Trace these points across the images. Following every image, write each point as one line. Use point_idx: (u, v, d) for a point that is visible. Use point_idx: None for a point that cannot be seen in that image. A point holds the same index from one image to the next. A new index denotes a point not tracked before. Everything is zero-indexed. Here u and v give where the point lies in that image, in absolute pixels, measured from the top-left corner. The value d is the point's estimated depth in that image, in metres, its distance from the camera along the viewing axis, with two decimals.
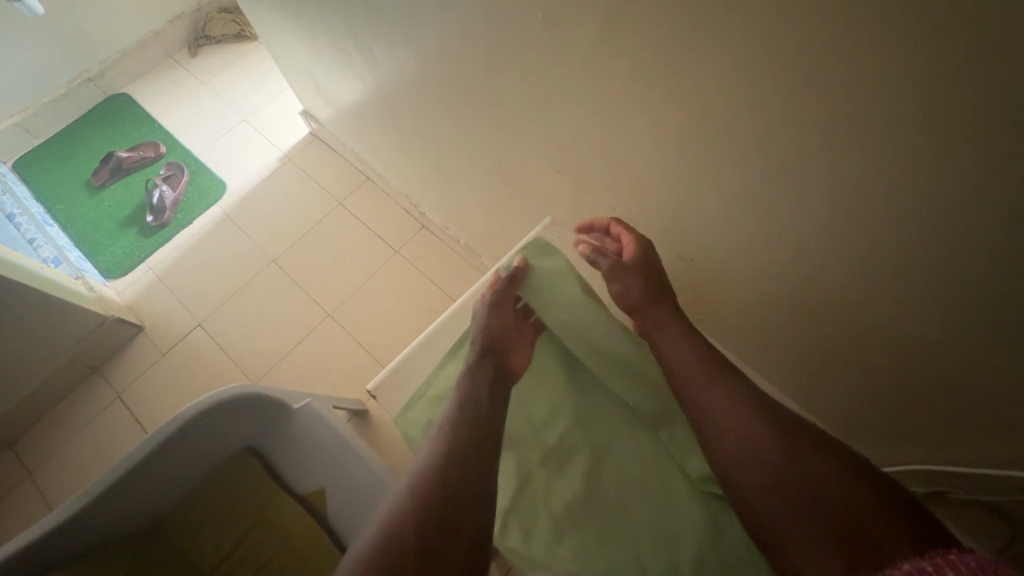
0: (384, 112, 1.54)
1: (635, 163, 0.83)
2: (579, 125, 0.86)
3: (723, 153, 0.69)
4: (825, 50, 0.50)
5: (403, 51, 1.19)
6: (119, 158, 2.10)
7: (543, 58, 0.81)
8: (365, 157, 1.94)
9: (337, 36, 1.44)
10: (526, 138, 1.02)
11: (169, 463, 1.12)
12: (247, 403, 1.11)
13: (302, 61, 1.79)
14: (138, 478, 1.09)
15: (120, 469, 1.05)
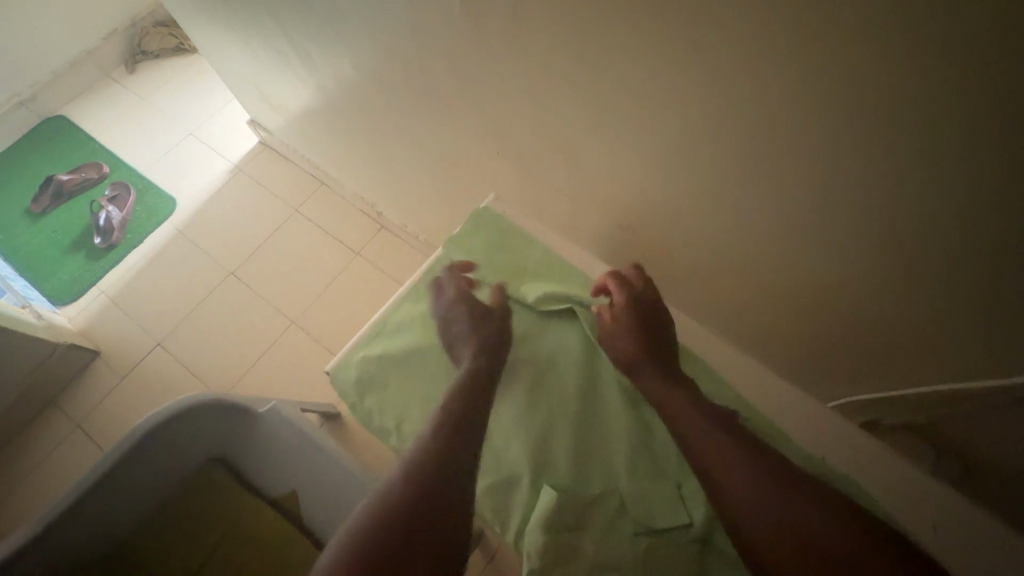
0: (326, 94, 1.11)
1: (738, 242, 0.59)
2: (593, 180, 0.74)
3: (863, 261, 0.51)
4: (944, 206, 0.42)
5: (363, 77, 0.96)
6: (58, 179, 1.46)
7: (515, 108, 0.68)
8: (289, 143, 1.43)
9: (269, 25, 1.03)
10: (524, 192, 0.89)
11: (111, 500, 0.71)
12: (249, 428, 0.77)
13: (200, 31, 1.31)
14: (67, 530, 0.68)
15: (49, 515, 0.66)
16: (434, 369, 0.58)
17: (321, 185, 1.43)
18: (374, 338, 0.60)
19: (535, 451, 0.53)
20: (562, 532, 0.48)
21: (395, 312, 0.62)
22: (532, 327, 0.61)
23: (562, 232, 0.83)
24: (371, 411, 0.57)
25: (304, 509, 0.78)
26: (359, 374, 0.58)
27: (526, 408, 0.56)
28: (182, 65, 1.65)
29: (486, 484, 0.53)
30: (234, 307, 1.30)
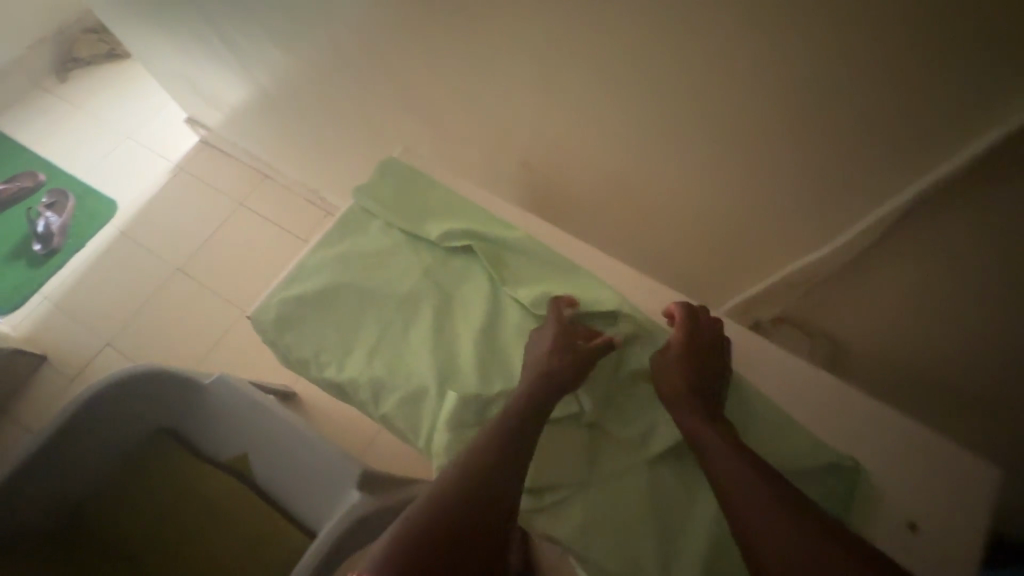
0: (256, 81, 1.13)
1: (623, 173, 0.64)
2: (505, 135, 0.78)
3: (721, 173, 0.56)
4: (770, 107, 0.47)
5: (289, 60, 0.99)
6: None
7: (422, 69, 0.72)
8: (229, 138, 1.44)
9: (197, 23, 1.07)
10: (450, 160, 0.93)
11: (56, 473, 0.73)
12: (193, 399, 0.80)
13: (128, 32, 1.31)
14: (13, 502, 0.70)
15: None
16: (345, 306, 0.63)
17: (265, 177, 1.45)
18: (291, 281, 0.64)
19: (441, 364, 0.58)
20: (465, 428, 0.53)
21: (311, 256, 0.66)
22: (434, 261, 0.64)
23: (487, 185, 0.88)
24: (289, 344, 0.62)
25: (253, 469, 0.82)
26: (278, 312, 0.63)
27: (436, 332, 0.59)
28: (116, 70, 1.64)
29: (397, 397, 0.57)
30: (184, 300, 1.31)
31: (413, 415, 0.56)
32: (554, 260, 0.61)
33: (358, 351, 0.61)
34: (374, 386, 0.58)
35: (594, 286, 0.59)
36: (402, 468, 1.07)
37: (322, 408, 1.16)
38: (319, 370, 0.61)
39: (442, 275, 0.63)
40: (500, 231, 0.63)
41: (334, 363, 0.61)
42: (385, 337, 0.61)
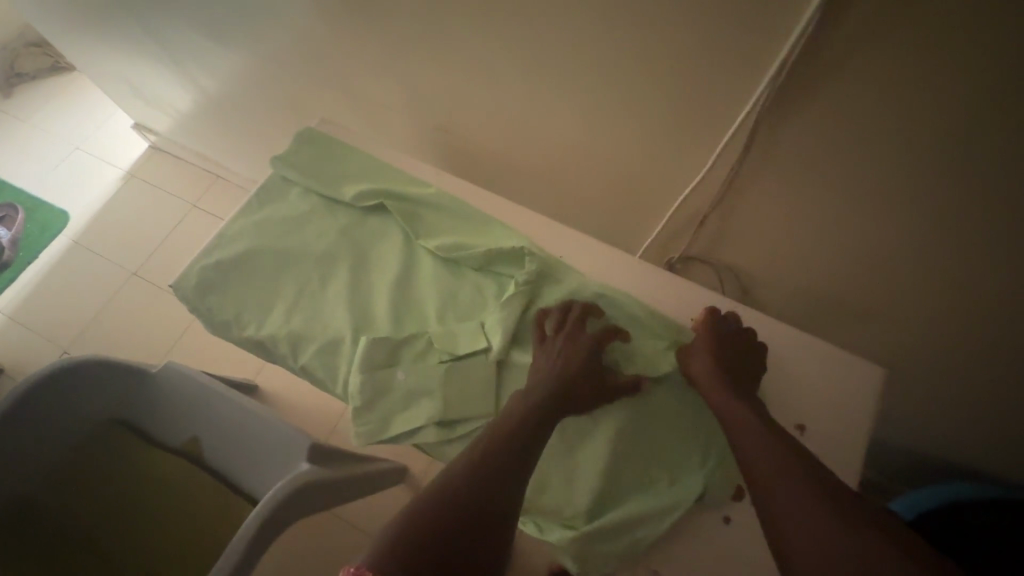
0: (195, 79, 1.13)
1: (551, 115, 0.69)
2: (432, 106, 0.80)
3: (624, 105, 0.62)
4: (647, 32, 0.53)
5: (220, 52, 0.99)
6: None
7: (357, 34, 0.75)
8: (179, 140, 1.44)
9: (114, 11, 1.01)
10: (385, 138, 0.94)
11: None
12: (140, 386, 0.82)
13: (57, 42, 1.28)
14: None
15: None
16: (264, 268, 0.64)
17: (218, 177, 1.46)
18: (212, 249, 0.66)
19: (355, 314, 0.61)
20: (377, 368, 0.57)
21: (232, 224, 0.67)
22: (350, 221, 0.66)
23: (425, 154, 0.91)
24: (209, 306, 0.63)
25: (204, 452, 0.83)
26: (198, 278, 0.64)
27: (351, 287, 0.62)
28: (62, 83, 1.64)
29: (314, 348, 0.60)
30: (142, 303, 1.31)
31: (329, 364, 0.59)
32: (463, 211, 0.64)
33: (277, 309, 0.62)
34: (291, 339, 0.60)
35: (502, 234, 0.63)
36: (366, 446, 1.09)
37: (287, 397, 1.17)
38: (239, 329, 0.63)
39: (359, 233, 0.66)
40: (413, 188, 0.66)
41: (252, 321, 0.62)
42: (303, 294, 0.63)
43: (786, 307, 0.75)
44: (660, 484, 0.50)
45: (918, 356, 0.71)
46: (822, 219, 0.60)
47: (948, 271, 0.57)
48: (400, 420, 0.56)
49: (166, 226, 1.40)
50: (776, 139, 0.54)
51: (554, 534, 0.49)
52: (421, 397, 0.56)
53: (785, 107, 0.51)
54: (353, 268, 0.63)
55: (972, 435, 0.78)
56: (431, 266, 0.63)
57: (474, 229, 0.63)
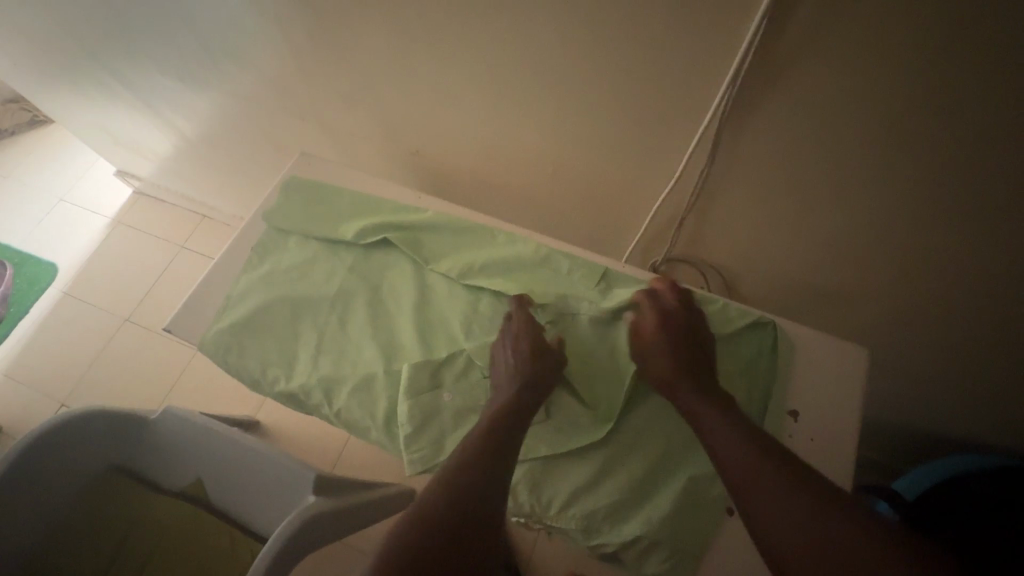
0: (174, 124, 1.14)
1: (525, 131, 0.71)
2: (409, 132, 0.82)
3: (596, 118, 0.64)
4: (610, 45, 0.55)
5: (197, 95, 1.01)
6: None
7: (331, 70, 0.77)
8: (163, 184, 1.44)
9: (85, 61, 1.02)
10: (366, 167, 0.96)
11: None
12: (141, 432, 0.81)
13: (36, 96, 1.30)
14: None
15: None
16: (282, 320, 0.62)
17: (203, 217, 1.46)
18: (222, 312, 0.62)
19: (384, 345, 0.60)
20: (419, 393, 0.55)
21: (237, 283, 0.64)
22: (357, 258, 0.66)
23: (408, 180, 0.92)
24: (235, 365, 0.60)
25: (210, 493, 0.83)
26: (213, 345, 0.60)
27: (374, 322, 0.61)
28: (42, 136, 1.65)
29: (350, 388, 0.57)
30: (137, 348, 1.31)
31: (369, 405, 0.56)
32: (466, 232, 0.66)
33: (303, 356, 0.60)
34: (324, 384, 0.58)
35: (517, 246, 0.65)
36: (372, 473, 1.09)
37: (288, 431, 1.17)
38: (269, 384, 0.59)
39: (371, 268, 0.65)
40: (408, 216, 0.67)
41: (281, 374, 0.59)
42: (327, 335, 0.61)
43: (770, 297, 0.77)
44: (681, 474, 0.52)
45: (902, 333, 0.72)
46: (794, 208, 0.62)
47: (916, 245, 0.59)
48: (452, 440, 0.54)
49: (153, 269, 1.40)
50: (741, 136, 0.56)
51: (609, 537, 0.51)
52: (469, 416, 0.55)
53: (745, 107, 0.53)
54: (370, 297, 0.63)
55: (967, 406, 0.80)
56: (447, 285, 0.63)
57: (482, 247, 0.65)
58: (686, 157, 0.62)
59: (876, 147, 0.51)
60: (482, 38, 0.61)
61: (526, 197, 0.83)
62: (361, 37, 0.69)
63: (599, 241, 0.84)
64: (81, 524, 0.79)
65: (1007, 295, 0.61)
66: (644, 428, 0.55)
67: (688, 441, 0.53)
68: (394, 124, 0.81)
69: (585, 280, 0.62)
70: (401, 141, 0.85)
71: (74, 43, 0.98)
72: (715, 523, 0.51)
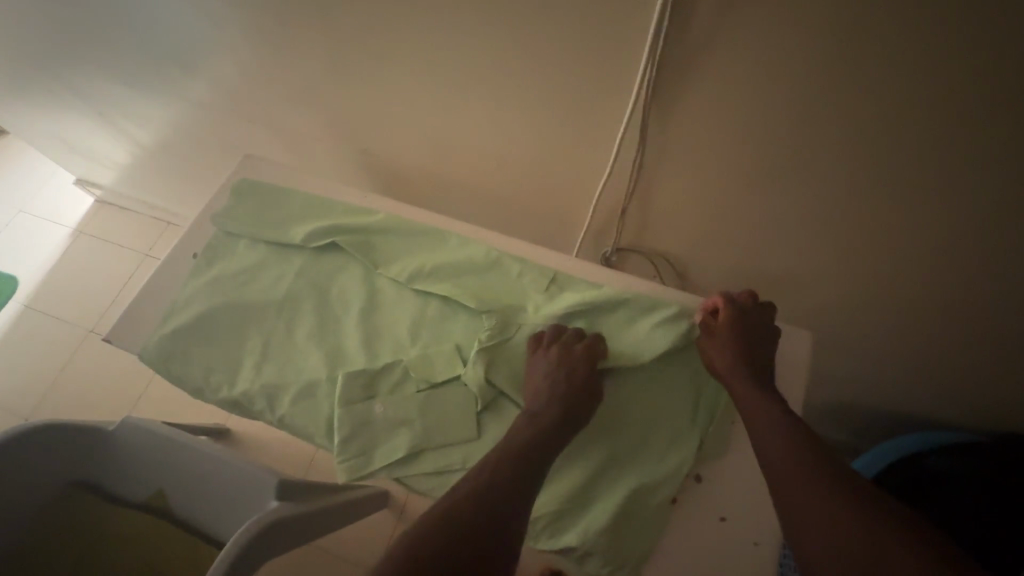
0: (129, 131, 1.12)
1: (470, 127, 0.71)
2: (358, 133, 0.82)
3: (535, 112, 0.64)
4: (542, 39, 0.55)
5: (143, 99, 0.98)
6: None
7: (276, 72, 0.77)
8: (123, 192, 1.42)
9: (32, 69, 1.00)
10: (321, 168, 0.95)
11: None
12: (99, 444, 0.80)
13: None
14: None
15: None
16: (226, 328, 0.61)
17: (167, 225, 1.44)
18: (165, 319, 0.61)
19: (328, 352, 0.59)
20: (355, 402, 0.55)
21: (183, 288, 0.63)
22: (307, 262, 0.65)
23: (365, 180, 0.92)
24: (176, 372, 0.59)
25: (173, 504, 0.82)
26: (156, 352, 0.60)
27: (319, 329, 0.61)
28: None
29: (292, 395, 0.57)
30: (103, 360, 1.28)
31: (311, 413, 0.56)
32: (415, 234, 0.65)
33: (245, 364, 0.59)
34: (265, 392, 0.57)
35: (466, 248, 0.64)
36: None
37: (258, 437, 1.16)
38: (211, 391, 0.58)
39: (317, 275, 0.64)
40: (359, 220, 0.66)
41: (223, 380, 0.58)
42: (272, 343, 0.60)
43: (723, 285, 0.78)
44: (622, 479, 0.53)
45: (850, 312, 0.74)
46: (736, 191, 0.62)
47: (858, 223, 0.61)
48: (386, 449, 0.54)
49: (117, 279, 1.37)
50: (675, 120, 0.57)
51: (551, 547, 0.51)
52: (404, 427, 0.55)
53: (671, 93, 0.54)
54: (317, 303, 0.62)
55: (919, 382, 0.82)
56: (396, 290, 0.63)
57: (432, 250, 0.65)
58: (625, 149, 0.62)
59: (803, 128, 0.53)
60: (417, 36, 0.61)
61: (482, 193, 0.83)
62: (303, 35, 0.68)
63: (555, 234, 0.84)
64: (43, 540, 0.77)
65: (944, 269, 0.62)
66: (587, 438, 0.55)
67: (629, 444, 0.54)
68: (344, 125, 0.81)
69: (530, 284, 0.62)
70: (352, 142, 0.84)
71: (16, 51, 0.95)
72: (658, 527, 0.52)
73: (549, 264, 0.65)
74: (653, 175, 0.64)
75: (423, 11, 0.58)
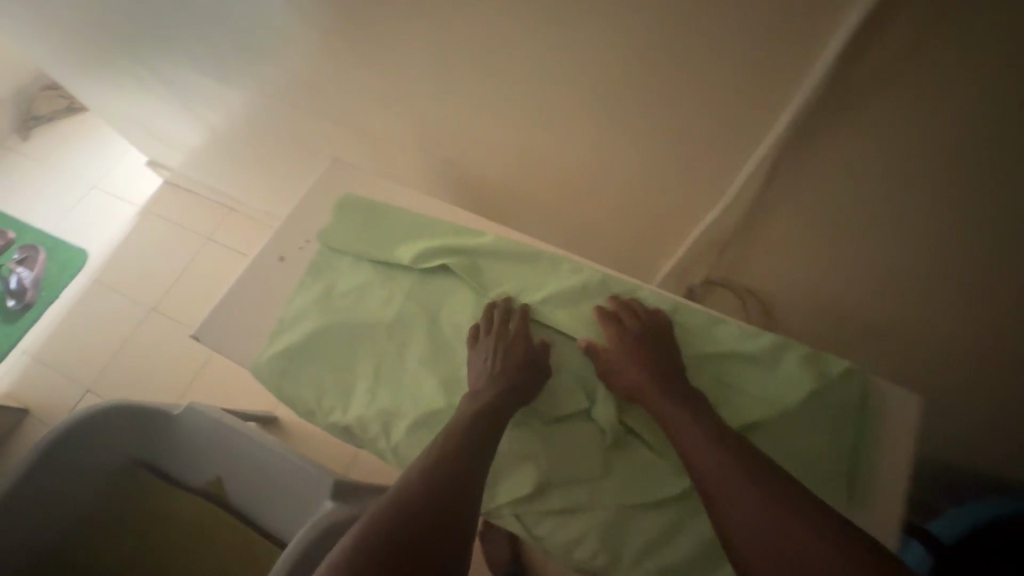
0: (206, 118, 1.14)
1: (560, 146, 0.69)
2: (440, 141, 0.81)
3: (634, 139, 0.61)
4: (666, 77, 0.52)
5: (226, 89, 1.00)
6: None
7: (366, 75, 0.76)
8: (191, 175, 1.45)
9: (127, 55, 1.02)
10: (394, 171, 0.94)
11: (25, 513, 0.72)
12: (164, 426, 0.82)
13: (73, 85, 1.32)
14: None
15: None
16: (337, 345, 0.56)
17: (231, 210, 1.47)
18: (275, 335, 0.57)
19: (443, 377, 0.53)
20: None
21: (290, 304, 0.59)
22: (413, 283, 0.59)
23: (437, 185, 0.91)
24: (286, 392, 0.55)
25: (229, 494, 0.83)
26: (269, 374, 0.55)
27: (431, 354, 0.55)
28: (77, 123, 1.67)
29: (408, 425, 0.51)
30: (162, 337, 1.33)
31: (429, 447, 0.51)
32: (529, 259, 0.59)
33: (358, 387, 0.54)
34: (380, 419, 0.52)
35: (584, 275, 0.58)
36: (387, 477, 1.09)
37: (305, 429, 1.17)
38: (323, 413, 0.54)
39: (423, 294, 0.58)
40: (468, 241, 0.60)
41: (336, 404, 0.54)
42: (384, 367, 0.55)
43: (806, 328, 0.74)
44: None
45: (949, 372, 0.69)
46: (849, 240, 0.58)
47: (977, 296, 0.55)
48: (508, 485, 0.49)
49: (179, 260, 1.41)
50: (796, 168, 0.52)
51: None
52: (528, 464, 0.49)
53: (800, 141, 0.50)
54: (428, 325, 0.56)
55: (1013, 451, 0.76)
56: (511, 317, 0.56)
57: (549, 277, 0.58)
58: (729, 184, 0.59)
59: None
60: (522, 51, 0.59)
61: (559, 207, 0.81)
62: (400, 43, 0.67)
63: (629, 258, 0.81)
64: (110, 514, 0.80)
65: None
66: None
67: None
68: (427, 131, 0.80)
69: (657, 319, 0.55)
70: (431, 149, 0.83)
71: (115, 37, 0.98)
72: None
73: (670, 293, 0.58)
74: (760, 219, 0.60)
75: (538, 32, 0.56)
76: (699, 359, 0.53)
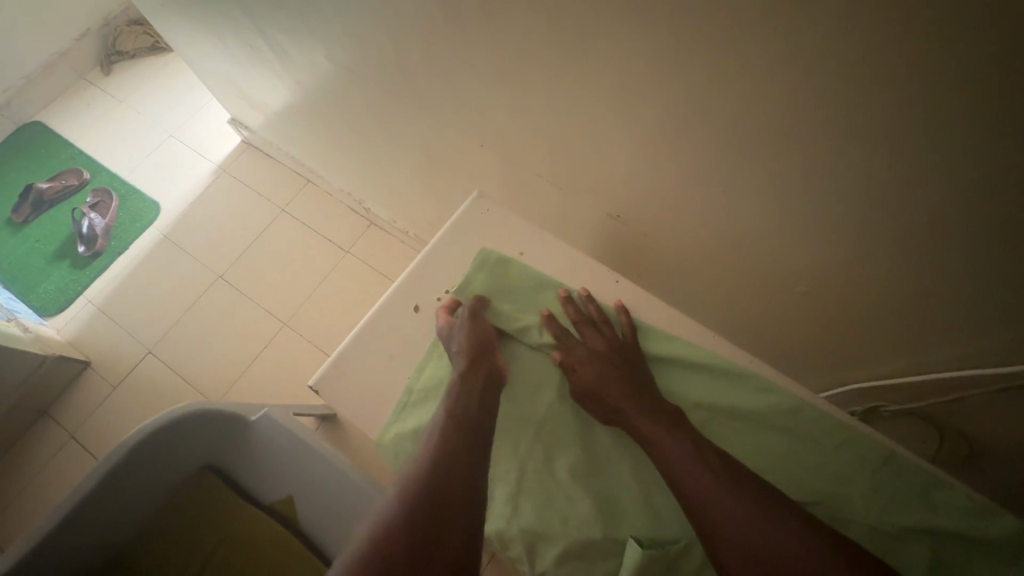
0: (303, 93, 1.04)
1: (730, 235, 0.60)
2: (571, 188, 0.71)
3: (836, 250, 0.53)
4: (916, 204, 0.44)
5: (332, 73, 0.89)
6: (37, 187, 1.42)
7: (509, 107, 0.65)
8: (270, 140, 1.38)
9: (235, 14, 0.92)
10: (504, 195, 0.85)
11: (105, 506, 0.71)
12: (241, 433, 0.77)
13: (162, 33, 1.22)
14: (56, 545, 0.67)
15: (48, 525, 0.66)
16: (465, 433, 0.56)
17: (307, 181, 1.40)
18: (401, 410, 0.58)
19: (598, 503, 0.52)
20: None
21: (422, 373, 0.60)
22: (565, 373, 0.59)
23: (555, 221, 0.82)
24: None
25: (301, 518, 0.77)
26: (394, 452, 0.56)
27: (586, 468, 0.54)
28: (159, 65, 1.61)
29: (556, 553, 0.50)
30: (226, 308, 1.28)
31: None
32: (701, 369, 0.58)
33: (502, 496, 0.53)
34: (525, 537, 0.52)
35: (756, 400, 0.55)
36: None
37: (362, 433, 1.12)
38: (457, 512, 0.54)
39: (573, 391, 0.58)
40: (629, 344, 0.59)
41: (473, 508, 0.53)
42: (528, 472, 0.54)
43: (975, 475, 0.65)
44: None
45: None
46: None
47: None
48: None
49: (249, 231, 1.35)
50: None
51: None
52: None
53: None
54: (582, 431, 0.56)
55: None
56: None
57: (716, 389, 0.57)
58: (961, 322, 0.51)
59: None
60: (726, 144, 0.49)
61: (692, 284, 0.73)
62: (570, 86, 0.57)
63: (763, 341, 0.74)
64: (179, 516, 0.77)
65: None
66: None
67: None
68: (564, 176, 0.70)
69: (868, 469, 0.52)
70: (560, 191, 0.74)
71: None
72: None
73: (883, 437, 0.53)
74: (992, 379, 0.53)
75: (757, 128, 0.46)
76: (920, 532, 0.49)
